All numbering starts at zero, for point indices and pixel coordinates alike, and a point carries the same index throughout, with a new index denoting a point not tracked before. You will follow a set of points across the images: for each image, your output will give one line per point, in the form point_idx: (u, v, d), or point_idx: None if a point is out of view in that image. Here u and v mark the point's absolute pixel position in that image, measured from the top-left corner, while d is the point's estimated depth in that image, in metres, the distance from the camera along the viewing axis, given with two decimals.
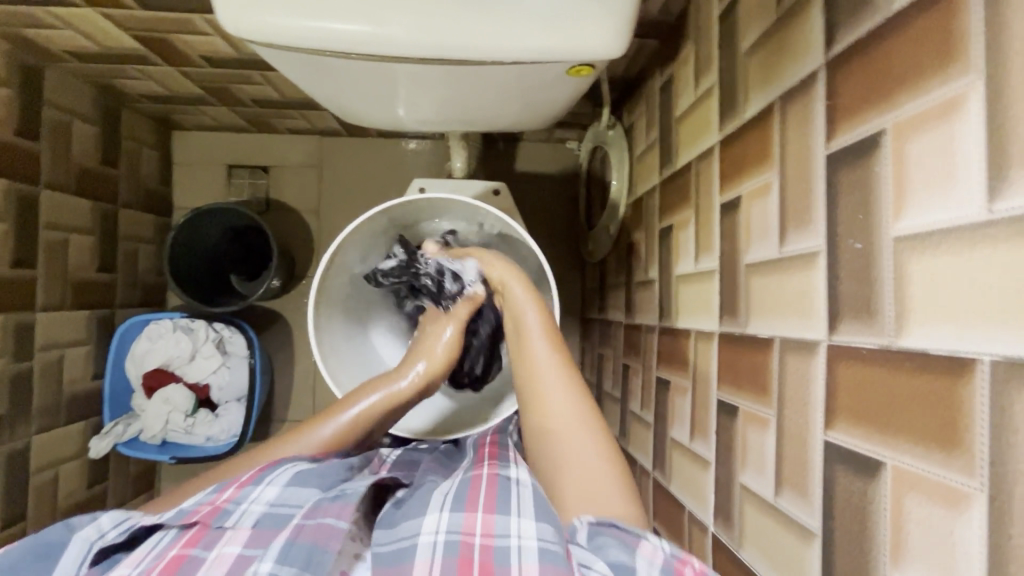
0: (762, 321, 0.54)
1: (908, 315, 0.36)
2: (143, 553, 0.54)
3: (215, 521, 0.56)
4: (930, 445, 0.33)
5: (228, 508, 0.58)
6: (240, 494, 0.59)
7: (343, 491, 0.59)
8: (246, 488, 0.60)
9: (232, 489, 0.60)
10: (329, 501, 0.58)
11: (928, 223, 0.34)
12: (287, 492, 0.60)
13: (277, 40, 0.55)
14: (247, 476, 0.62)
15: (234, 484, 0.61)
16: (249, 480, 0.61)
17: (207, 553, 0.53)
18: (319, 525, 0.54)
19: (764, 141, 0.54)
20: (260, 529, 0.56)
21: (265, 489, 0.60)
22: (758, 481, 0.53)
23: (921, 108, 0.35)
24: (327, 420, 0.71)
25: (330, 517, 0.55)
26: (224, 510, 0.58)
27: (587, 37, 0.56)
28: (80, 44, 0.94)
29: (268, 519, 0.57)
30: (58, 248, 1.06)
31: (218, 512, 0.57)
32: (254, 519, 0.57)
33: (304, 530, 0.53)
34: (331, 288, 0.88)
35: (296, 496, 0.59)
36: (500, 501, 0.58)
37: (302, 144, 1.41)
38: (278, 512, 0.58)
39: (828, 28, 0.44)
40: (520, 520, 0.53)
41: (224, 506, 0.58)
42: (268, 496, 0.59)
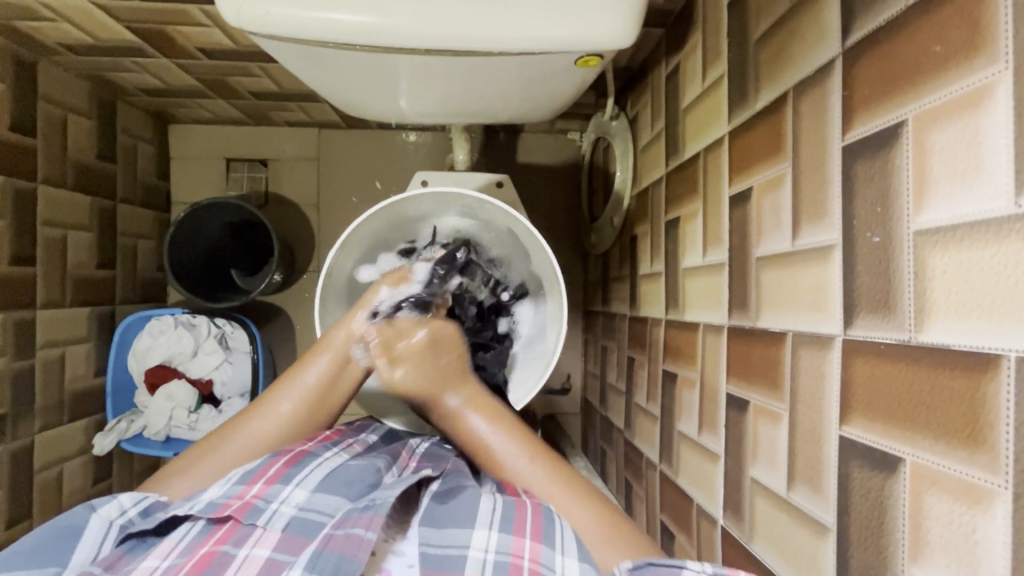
0: (774, 315, 0.53)
1: (928, 310, 0.35)
2: (171, 544, 0.54)
3: (246, 517, 0.56)
4: (952, 442, 0.33)
5: (258, 505, 0.57)
6: (270, 492, 0.59)
7: (373, 502, 0.58)
8: (275, 486, 0.60)
9: (261, 484, 0.60)
10: (359, 512, 0.57)
11: (951, 217, 0.34)
12: (315, 498, 0.60)
13: (279, 32, 0.54)
14: (276, 471, 0.61)
15: (264, 479, 0.60)
16: (278, 477, 0.61)
17: (237, 551, 0.53)
18: (348, 535, 0.53)
19: (776, 132, 0.53)
20: (290, 534, 0.56)
21: (295, 491, 0.60)
22: (770, 475, 0.53)
23: (944, 99, 0.34)
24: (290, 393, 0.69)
25: (360, 529, 0.54)
26: (254, 507, 0.57)
27: (596, 26, 0.55)
28: (74, 36, 0.92)
29: (298, 523, 0.57)
30: (57, 245, 1.05)
31: (248, 508, 0.57)
32: (285, 521, 0.57)
33: (332, 540, 0.53)
34: (337, 283, 0.88)
35: (325, 504, 0.60)
36: (550, 525, 0.56)
37: (301, 137, 1.39)
38: (309, 517, 0.58)
39: (845, 17, 0.44)
40: (566, 558, 0.53)
41: (255, 502, 0.57)
42: (298, 499, 0.59)
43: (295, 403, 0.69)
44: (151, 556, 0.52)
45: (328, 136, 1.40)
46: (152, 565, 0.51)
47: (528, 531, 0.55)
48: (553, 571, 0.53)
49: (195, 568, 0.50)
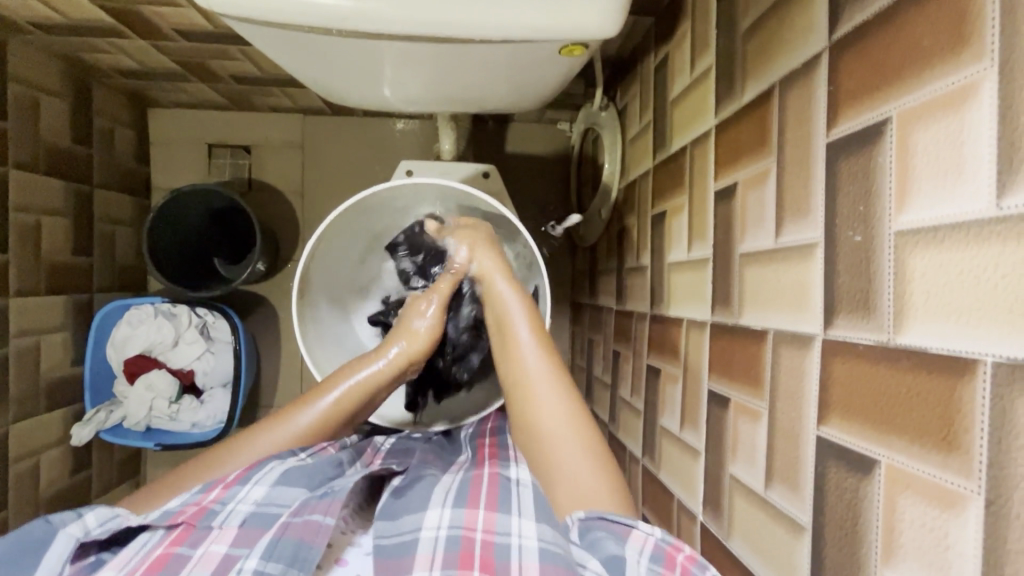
0: (755, 313, 0.53)
1: (908, 312, 0.35)
2: (128, 555, 0.53)
3: (201, 521, 0.56)
4: (927, 446, 0.33)
5: (214, 508, 0.57)
6: (227, 494, 0.59)
7: (331, 490, 0.59)
8: (233, 488, 0.59)
9: (218, 489, 0.59)
10: (317, 499, 0.58)
11: (932, 218, 0.33)
12: (275, 492, 0.59)
13: (252, 14, 0.52)
14: (233, 475, 0.61)
15: (221, 484, 0.60)
16: (236, 480, 0.60)
17: (193, 552, 0.52)
18: (306, 522, 0.54)
19: (761, 127, 0.52)
20: (247, 528, 0.55)
21: (252, 489, 0.59)
22: (749, 473, 0.53)
23: (928, 97, 0.33)
24: (304, 408, 0.69)
25: (318, 514, 0.55)
26: (210, 510, 0.57)
27: (580, 15, 0.54)
28: (44, 15, 0.89)
29: (256, 518, 0.56)
30: (31, 231, 1.02)
31: (204, 512, 0.56)
32: (241, 519, 0.56)
33: (290, 527, 0.53)
34: (316, 275, 0.85)
35: (283, 496, 0.59)
36: (502, 497, 0.61)
37: (285, 123, 1.36)
38: (267, 512, 0.57)
39: (833, 9, 0.42)
40: (522, 520, 0.56)
41: (210, 506, 0.57)
42: (256, 496, 0.59)
43: (288, 441, 0.67)
44: (107, 567, 0.52)
45: (313, 122, 1.37)
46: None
47: (482, 503, 0.59)
48: (508, 535, 0.54)
49: (149, 571, 0.50)
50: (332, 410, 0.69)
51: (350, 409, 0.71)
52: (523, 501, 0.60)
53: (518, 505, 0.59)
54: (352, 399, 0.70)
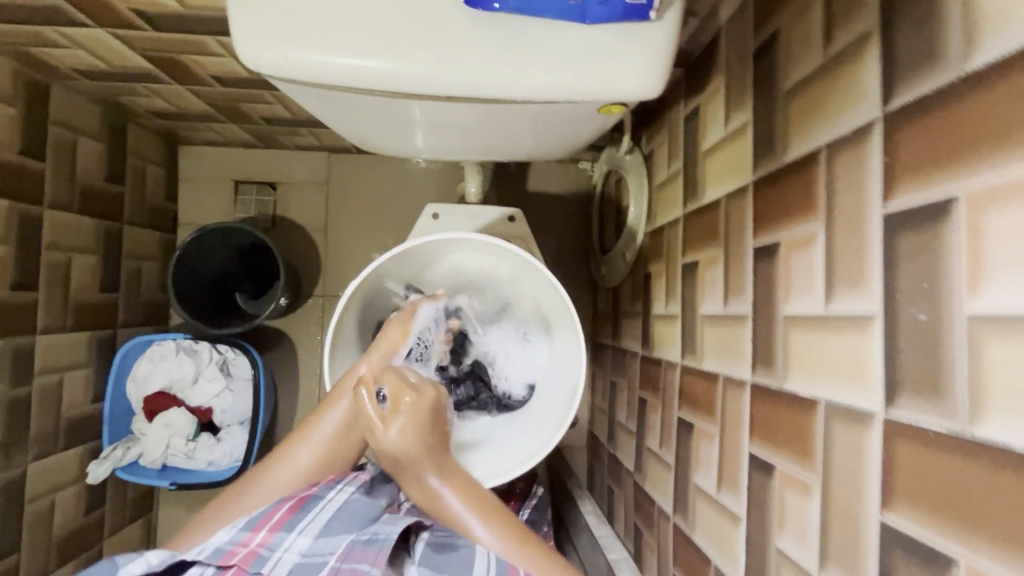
0: (804, 379, 0.51)
1: (985, 402, 0.33)
2: None
3: (250, 566, 0.57)
4: (1015, 551, 0.31)
5: (262, 554, 0.59)
6: (273, 540, 0.60)
7: (377, 535, 0.60)
8: (279, 533, 0.61)
9: (264, 532, 0.61)
10: (363, 545, 0.59)
11: (1010, 307, 0.32)
12: (319, 543, 0.61)
13: (298, 76, 0.53)
14: (279, 517, 0.63)
15: (268, 526, 0.62)
16: (281, 524, 0.62)
17: None
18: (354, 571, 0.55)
19: (807, 189, 0.51)
20: None
21: (297, 539, 0.61)
22: (799, 549, 0.50)
23: (999, 181, 0.32)
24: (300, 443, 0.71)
25: (365, 564, 0.56)
26: (259, 556, 0.58)
27: (621, 77, 0.54)
28: (88, 63, 0.92)
29: (302, 569, 0.58)
30: (60, 269, 1.03)
31: (253, 556, 0.58)
32: (288, 568, 0.58)
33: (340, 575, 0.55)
34: (349, 328, 0.83)
35: (329, 545, 0.61)
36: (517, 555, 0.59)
37: (311, 161, 1.39)
38: (312, 561, 0.59)
39: (886, 81, 0.42)
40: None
41: (260, 551, 0.59)
42: (301, 546, 0.60)
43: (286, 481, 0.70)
44: None
45: (338, 160, 1.39)
46: None
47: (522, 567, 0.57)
48: None
49: None
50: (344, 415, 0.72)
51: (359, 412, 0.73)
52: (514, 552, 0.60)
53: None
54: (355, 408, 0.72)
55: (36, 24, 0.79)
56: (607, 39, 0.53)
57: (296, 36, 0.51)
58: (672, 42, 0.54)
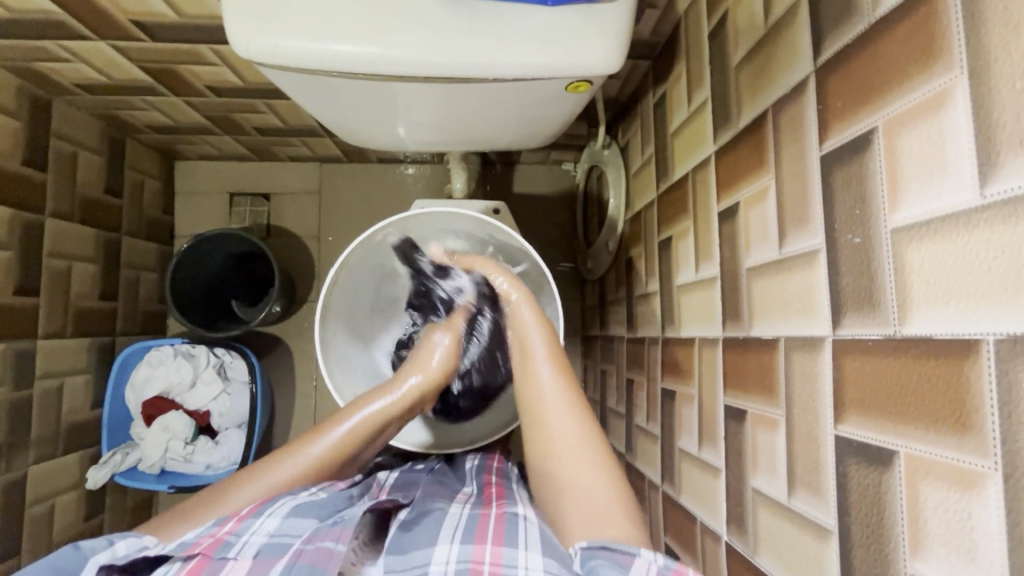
0: (766, 323, 0.54)
1: (910, 303, 0.36)
2: None
3: (217, 552, 0.56)
4: (942, 429, 0.34)
5: (229, 540, 0.58)
6: (240, 527, 0.60)
7: (342, 518, 0.61)
8: (246, 521, 0.60)
9: (232, 523, 0.61)
10: (329, 526, 0.60)
11: (924, 213, 0.35)
12: (287, 523, 0.60)
13: (286, 62, 0.58)
14: (246, 510, 0.63)
15: (234, 518, 0.61)
16: (250, 514, 0.62)
17: None
18: (319, 548, 0.55)
19: (758, 148, 0.56)
20: (261, 558, 0.55)
21: (266, 521, 0.60)
22: (771, 484, 0.53)
23: (907, 105, 0.37)
24: (316, 438, 0.71)
25: (329, 542, 0.56)
26: (225, 543, 0.57)
27: (583, 56, 0.59)
28: (89, 77, 0.97)
29: (269, 548, 0.57)
30: (61, 276, 1.06)
31: (220, 543, 0.57)
32: (256, 549, 0.57)
33: (304, 553, 0.54)
34: (337, 303, 0.87)
35: (296, 527, 0.60)
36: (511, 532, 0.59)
37: (303, 172, 1.43)
38: (280, 541, 0.58)
39: (815, 39, 0.47)
40: (529, 553, 0.54)
41: (227, 538, 0.58)
42: (269, 528, 0.60)
43: (293, 472, 0.69)
44: None
45: (330, 170, 1.43)
46: None
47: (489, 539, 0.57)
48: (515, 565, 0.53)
49: None
50: (347, 439, 0.72)
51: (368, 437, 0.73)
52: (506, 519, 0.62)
53: (527, 544, 0.57)
54: (368, 426, 0.73)
55: (41, 39, 0.84)
56: (569, 21, 0.58)
57: (284, 26, 0.56)
58: (628, 24, 0.59)
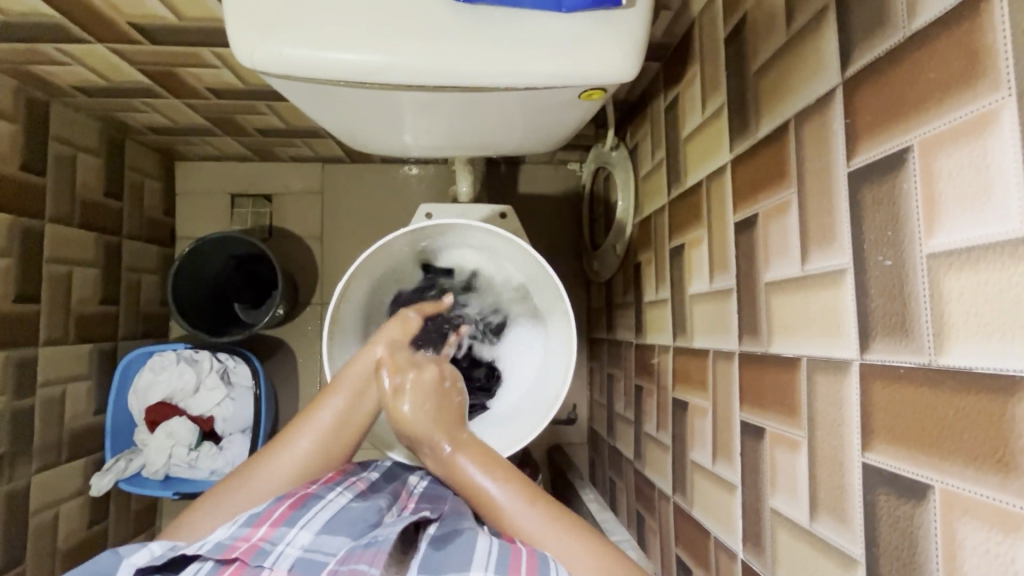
0: (786, 340, 0.53)
1: (947, 332, 0.35)
2: None
3: (253, 559, 0.55)
4: (982, 467, 0.32)
5: (264, 547, 0.56)
6: (275, 534, 0.58)
7: (376, 539, 0.58)
8: (280, 528, 0.59)
9: (266, 528, 0.59)
10: (362, 548, 0.57)
11: (964, 239, 0.34)
12: (320, 540, 0.60)
13: (291, 71, 0.56)
14: (281, 514, 0.61)
15: (269, 522, 0.60)
16: (283, 519, 0.60)
17: None
18: (352, 571, 0.53)
19: (779, 159, 0.54)
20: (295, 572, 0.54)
21: (300, 532, 0.59)
22: (791, 505, 0.51)
23: (947, 126, 0.35)
24: (322, 406, 0.72)
25: (363, 564, 0.54)
26: (261, 549, 0.56)
27: (597, 63, 0.57)
28: (87, 79, 0.95)
29: (303, 563, 0.55)
30: (61, 282, 1.05)
31: (255, 550, 0.56)
32: (290, 562, 0.55)
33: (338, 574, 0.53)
34: (345, 317, 0.86)
35: (328, 544, 0.59)
36: (545, 565, 0.53)
37: (305, 172, 1.41)
38: (314, 558, 0.57)
39: (842, 50, 0.45)
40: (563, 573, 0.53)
41: (261, 545, 0.56)
42: (303, 541, 0.58)
43: (308, 447, 0.70)
44: None
45: (332, 170, 1.41)
46: None
47: (524, 567, 0.52)
48: None
49: None
50: (336, 417, 0.71)
51: (352, 412, 0.72)
52: (523, 538, 0.61)
53: (558, 563, 0.54)
54: (359, 409, 0.73)
55: (37, 42, 0.82)
56: (582, 27, 0.57)
57: (288, 33, 0.54)
58: (643, 30, 0.57)
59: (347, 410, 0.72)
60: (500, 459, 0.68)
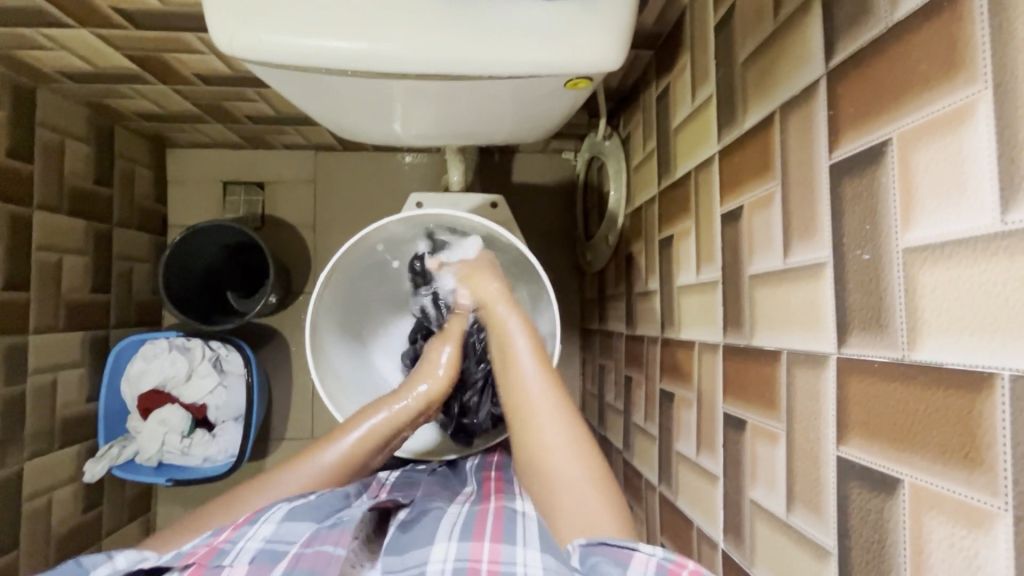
0: (768, 334, 0.53)
1: (920, 327, 0.35)
2: None
3: (212, 560, 0.55)
4: (950, 463, 0.32)
5: (224, 548, 0.57)
6: (236, 534, 0.58)
7: (342, 518, 0.60)
8: (242, 528, 0.59)
9: (228, 531, 0.59)
10: (327, 529, 0.58)
11: (939, 234, 0.33)
12: (282, 529, 0.59)
13: (270, 58, 0.55)
14: (241, 518, 0.61)
15: (230, 527, 0.60)
16: (244, 521, 0.60)
17: None
18: (318, 552, 0.54)
19: (764, 151, 0.54)
20: (257, 563, 0.54)
21: (262, 527, 0.59)
22: (769, 497, 0.52)
23: (925, 119, 0.34)
24: (326, 445, 0.71)
25: (329, 545, 0.55)
26: (221, 550, 0.56)
27: (582, 52, 0.57)
28: (73, 65, 0.94)
29: (265, 554, 0.56)
30: (50, 270, 1.04)
31: (215, 551, 0.56)
32: (252, 555, 0.55)
33: (303, 558, 0.54)
34: (329, 307, 0.85)
35: (293, 532, 0.58)
36: (509, 529, 0.59)
37: (297, 160, 1.40)
38: (277, 547, 0.57)
39: (827, 40, 0.44)
40: (527, 549, 0.55)
41: (222, 546, 0.57)
42: (265, 533, 0.58)
43: (303, 479, 0.69)
44: None
45: (325, 159, 1.40)
46: None
47: (487, 535, 0.57)
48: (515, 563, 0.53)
49: None
50: (357, 446, 0.72)
51: (375, 448, 0.73)
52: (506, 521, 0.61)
53: (523, 539, 0.57)
54: (372, 441, 0.72)
55: (20, 27, 0.81)
56: (566, 16, 0.56)
57: (267, 20, 0.54)
58: (629, 20, 0.56)
59: (370, 434, 0.72)
60: (539, 417, 0.66)
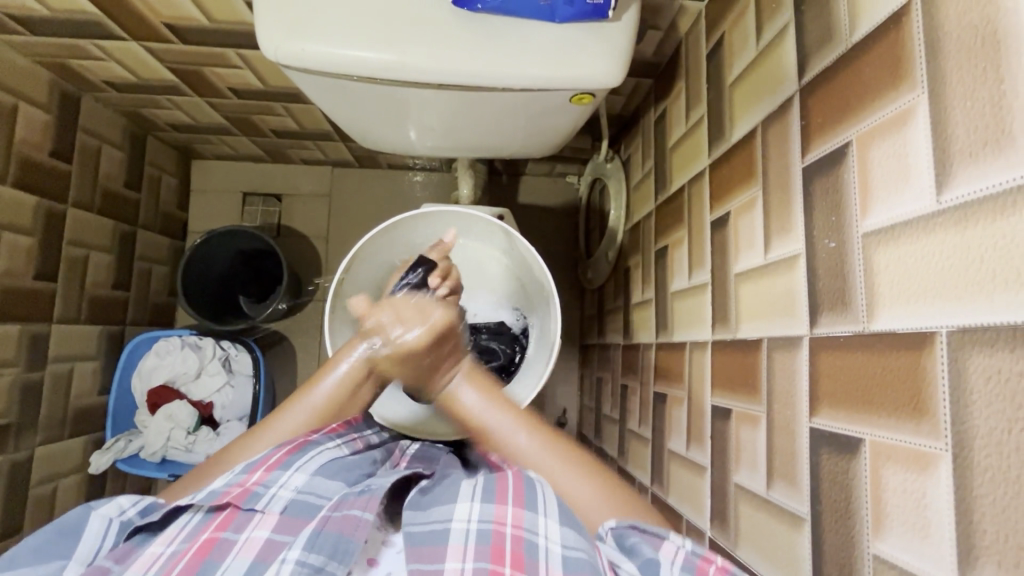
0: (752, 325, 0.57)
1: (877, 301, 0.40)
2: (173, 532, 0.54)
3: (245, 503, 0.56)
4: (901, 417, 0.37)
5: (257, 491, 0.57)
6: (269, 477, 0.58)
7: (371, 486, 0.59)
8: (275, 472, 0.59)
9: (260, 471, 0.59)
10: (356, 495, 0.57)
11: (890, 218, 0.39)
12: (315, 481, 0.60)
13: (310, 65, 0.62)
14: (276, 457, 0.61)
15: (263, 466, 0.59)
16: (278, 463, 0.60)
17: (238, 536, 0.53)
18: (345, 516, 0.54)
19: (748, 160, 0.60)
20: (289, 516, 0.56)
21: (294, 475, 0.59)
22: (751, 478, 0.55)
23: (877, 122, 0.40)
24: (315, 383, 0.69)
25: (357, 509, 0.55)
26: (253, 493, 0.56)
27: (585, 69, 0.63)
28: (119, 75, 1.02)
29: (297, 506, 0.57)
30: (77, 264, 1.10)
31: (248, 494, 0.56)
32: (283, 505, 0.57)
33: (331, 521, 0.53)
34: (346, 298, 0.90)
35: (323, 487, 0.60)
36: (534, 493, 0.56)
37: (315, 174, 1.48)
38: (308, 500, 0.58)
39: (800, 62, 0.51)
40: (549, 519, 0.53)
41: (254, 489, 0.57)
42: (297, 483, 0.59)
43: (300, 419, 0.67)
44: (154, 544, 0.52)
45: (341, 174, 1.48)
46: (155, 552, 0.51)
47: (511, 498, 0.55)
48: (536, 534, 0.52)
49: (196, 556, 0.51)
50: (340, 384, 0.70)
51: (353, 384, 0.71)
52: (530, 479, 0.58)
53: (551, 506, 0.54)
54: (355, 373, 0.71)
55: (77, 38, 0.89)
56: (572, 37, 0.63)
57: (312, 31, 0.61)
58: (627, 44, 0.64)
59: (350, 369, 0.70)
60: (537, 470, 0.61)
